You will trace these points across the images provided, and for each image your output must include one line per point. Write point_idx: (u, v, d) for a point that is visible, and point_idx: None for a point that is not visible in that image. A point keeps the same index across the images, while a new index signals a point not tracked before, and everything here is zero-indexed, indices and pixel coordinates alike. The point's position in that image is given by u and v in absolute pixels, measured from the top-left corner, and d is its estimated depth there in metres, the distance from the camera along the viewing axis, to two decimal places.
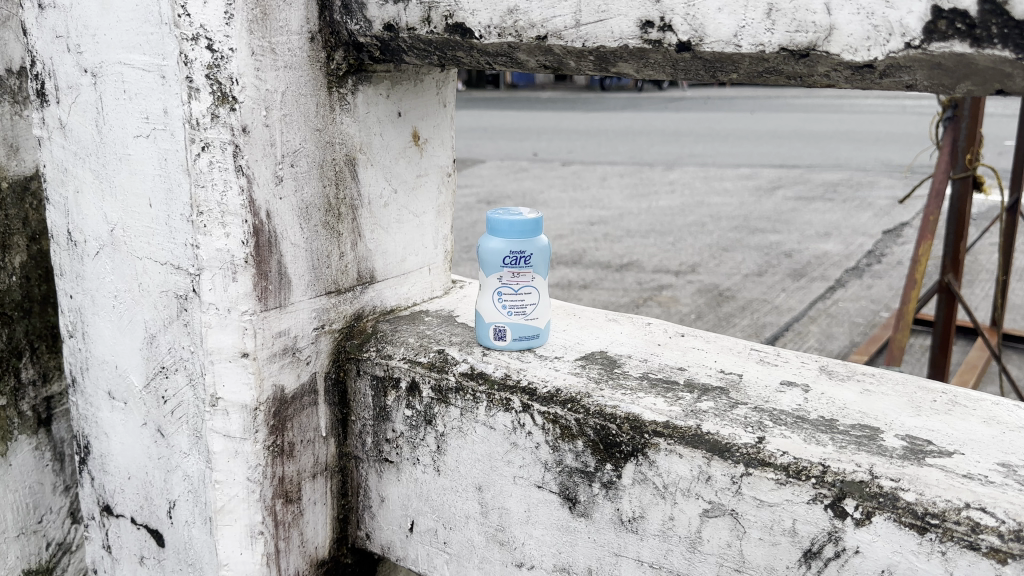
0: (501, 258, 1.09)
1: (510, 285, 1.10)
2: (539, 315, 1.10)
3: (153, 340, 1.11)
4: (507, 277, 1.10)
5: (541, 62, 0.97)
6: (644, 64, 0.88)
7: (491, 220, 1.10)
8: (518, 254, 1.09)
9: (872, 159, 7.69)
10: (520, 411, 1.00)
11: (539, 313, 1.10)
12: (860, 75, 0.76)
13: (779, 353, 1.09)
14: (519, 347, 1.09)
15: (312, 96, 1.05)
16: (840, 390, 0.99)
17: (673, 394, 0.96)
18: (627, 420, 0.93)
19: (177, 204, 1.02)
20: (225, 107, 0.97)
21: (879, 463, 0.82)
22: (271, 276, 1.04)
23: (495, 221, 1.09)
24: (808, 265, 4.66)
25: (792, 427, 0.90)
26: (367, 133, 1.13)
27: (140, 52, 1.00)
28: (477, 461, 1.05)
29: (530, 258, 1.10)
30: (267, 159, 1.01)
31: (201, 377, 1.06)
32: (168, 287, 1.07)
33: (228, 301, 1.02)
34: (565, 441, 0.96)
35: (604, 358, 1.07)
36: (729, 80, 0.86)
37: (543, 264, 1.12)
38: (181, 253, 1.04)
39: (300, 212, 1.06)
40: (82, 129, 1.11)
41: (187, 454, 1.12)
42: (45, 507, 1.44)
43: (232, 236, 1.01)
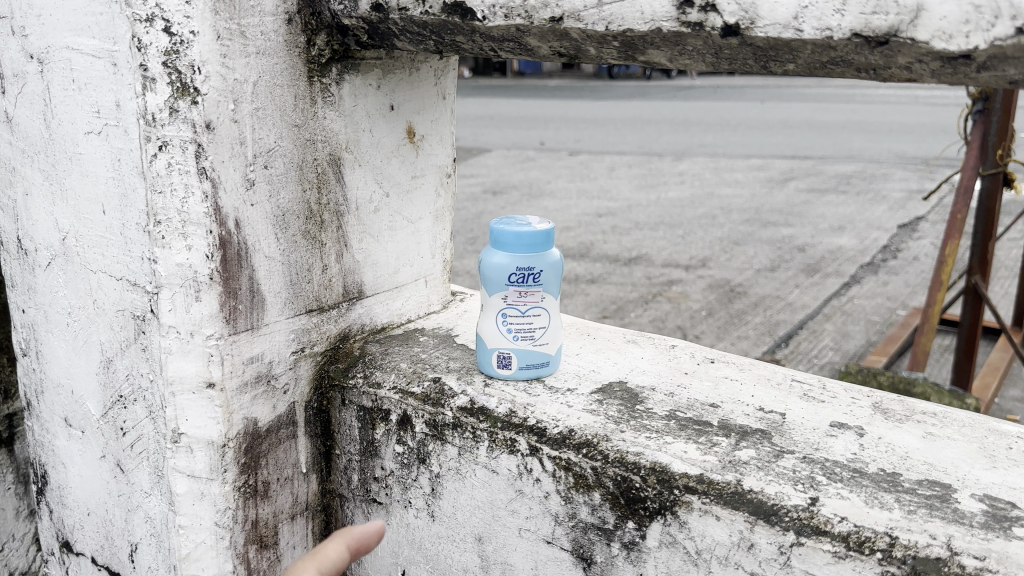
0: (506, 275, 0.94)
1: (516, 305, 0.94)
2: (549, 340, 0.96)
3: (110, 365, 0.98)
4: (513, 297, 0.94)
5: (555, 49, 0.82)
6: (680, 52, 0.74)
7: (495, 231, 0.94)
8: (525, 272, 0.93)
9: (886, 150, 7.51)
10: (527, 454, 0.86)
11: (548, 337, 0.96)
12: (951, 68, 0.61)
13: (825, 387, 0.95)
14: (525, 376, 0.95)
15: (289, 87, 0.91)
16: (899, 435, 0.85)
17: (706, 440, 0.83)
18: (652, 472, 0.79)
19: (133, 212, 0.88)
20: (186, 99, 0.83)
21: (958, 534, 0.69)
22: (241, 294, 0.90)
23: (500, 233, 0.93)
24: (823, 261, 4.51)
25: (848, 484, 0.76)
26: (354, 129, 0.99)
27: (89, 36, 0.86)
28: (476, 508, 0.91)
29: (539, 276, 0.94)
30: (236, 159, 0.87)
31: (162, 411, 0.93)
32: (125, 305, 0.93)
33: (191, 324, 0.88)
34: (579, 492, 0.83)
35: (623, 392, 0.93)
36: (782, 72, 0.72)
37: (554, 283, 0.96)
38: (137, 267, 0.90)
39: (276, 220, 0.92)
40: (29, 123, 0.97)
41: (148, 494, 0.99)
42: (6, 535, 1.31)
43: (195, 249, 0.87)
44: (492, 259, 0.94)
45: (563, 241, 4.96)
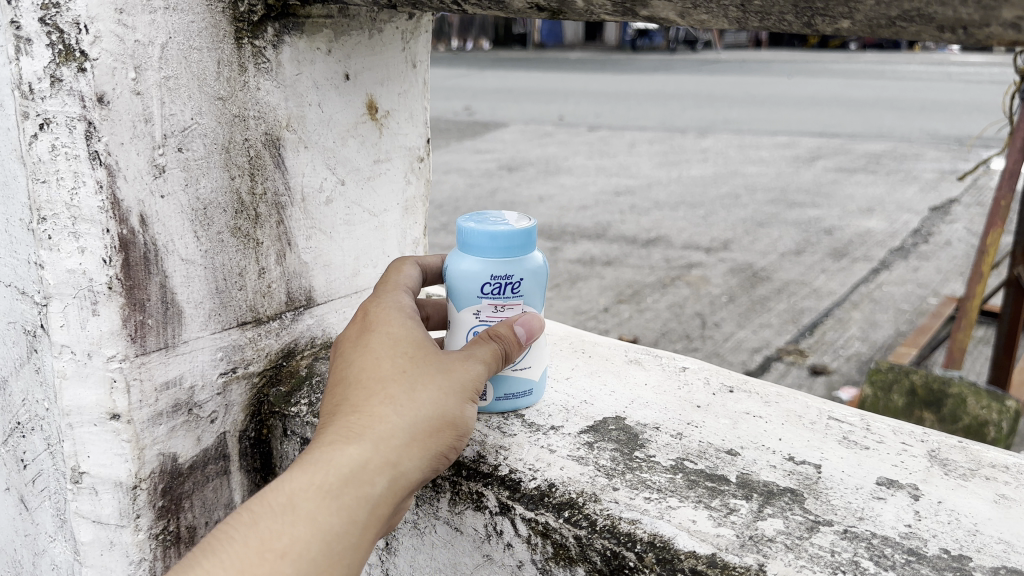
0: (478, 286, 0.76)
1: (491, 322, 0.77)
2: (534, 362, 0.78)
3: (5, 387, 0.81)
4: (486, 312, 0.77)
5: (531, 2, 0.64)
6: (692, 4, 0.55)
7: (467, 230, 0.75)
8: (502, 282, 0.75)
9: (918, 128, 7.23)
10: (496, 513, 0.69)
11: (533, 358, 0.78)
12: None
13: (868, 429, 0.78)
14: (505, 407, 0.78)
15: (210, 51, 0.74)
16: (965, 497, 0.68)
17: (721, 504, 0.65)
18: (650, 549, 0.62)
19: (15, 205, 0.71)
20: (70, 66, 0.66)
21: None
22: (151, 306, 0.74)
23: (472, 233, 0.75)
24: (851, 245, 4.29)
25: (905, 574, 0.58)
26: (297, 103, 0.82)
27: None
28: (437, 571, 0.75)
29: (518, 285, 0.76)
30: (139, 140, 0.70)
31: (60, 445, 0.76)
32: (14, 317, 0.77)
33: (87, 344, 0.72)
34: (559, 565, 0.66)
35: (619, 433, 0.76)
36: (832, 32, 0.54)
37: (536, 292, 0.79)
38: (23, 273, 0.73)
39: (195, 215, 0.75)
40: None
41: (52, 538, 0.83)
42: None
43: (89, 252, 0.70)
44: (464, 261, 0.76)
45: (578, 220, 4.77)
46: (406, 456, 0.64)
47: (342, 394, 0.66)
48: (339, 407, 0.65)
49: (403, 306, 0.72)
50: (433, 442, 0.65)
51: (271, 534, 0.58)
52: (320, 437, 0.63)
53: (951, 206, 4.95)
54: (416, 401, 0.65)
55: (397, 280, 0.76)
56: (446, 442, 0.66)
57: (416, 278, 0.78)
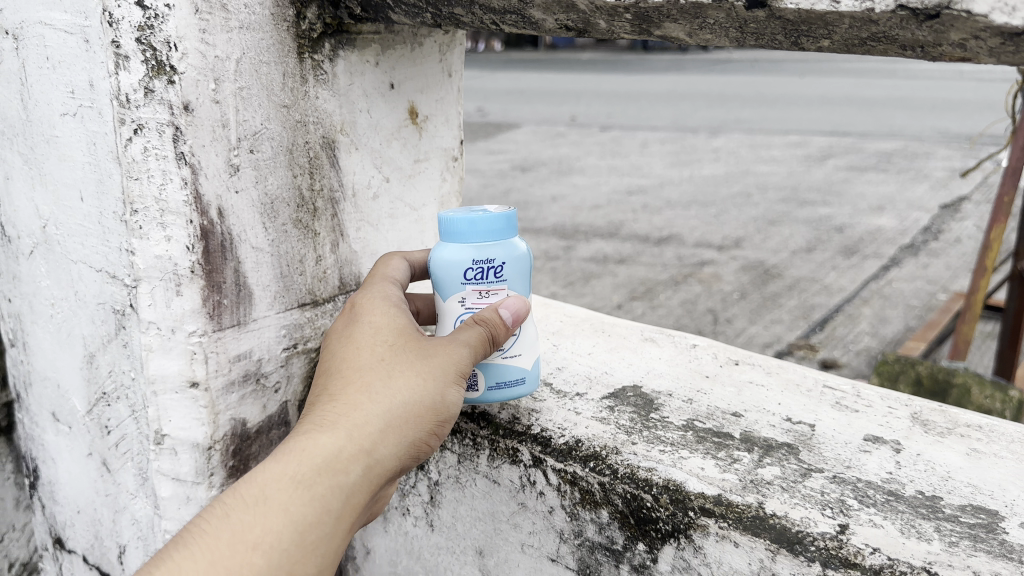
0: (462, 272, 0.84)
1: (477, 307, 0.85)
2: (523, 351, 0.84)
3: (93, 362, 0.92)
4: (472, 299, 0.85)
5: (561, 23, 0.74)
6: (700, 26, 0.66)
7: (445, 220, 0.84)
8: (484, 265, 0.83)
9: (930, 127, 7.27)
10: (530, 466, 0.79)
11: (522, 348, 0.84)
12: (1012, 47, 0.53)
13: (859, 395, 0.88)
14: (496, 396, 0.83)
15: (277, 65, 0.84)
16: (942, 450, 0.77)
17: (727, 455, 0.75)
18: (665, 491, 0.72)
19: (109, 199, 0.82)
20: (161, 79, 0.76)
21: (1007, 572, 0.61)
22: (226, 288, 0.84)
23: (449, 221, 0.83)
24: (861, 242, 4.37)
25: (884, 509, 0.68)
26: (350, 110, 0.92)
27: (61, 10, 0.80)
28: (477, 520, 0.85)
29: (500, 270, 0.84)
30: (218, 143, 0.80)
31: (144, 410, 0.87)
32: (105, 299, 0.87)
33: (171, 321, 0.82)
34: (586, 509, 0.76)
35: (637, 399, 0.86)
36: (816, 48, 0.64)
37: (521, 279, 0.86)
38: (115, 259, 0.83)
39: (264, 208, 0.86)
40: (8, 105, 0.92)
41: (133, 496, 0.94)
42: (7, 525, 1.21)
43: (174, 240, 0.80)
44: (445, 247, 0.84)
45: (592, 220, 4.86)
46: (379, 442, 0.75)
47: (329, 386, 0.78)
48: (325, 397, 0.77)
49: (389, 302, 0.83)
50: (405, 428, 0.75)
51: (244, 522, 0.69)
52: (302, 427, 0.75)
53: (961, 204, 5.01)
54: (389, 392, 0.76)
55: (387, 271, 0.88)
56: (419, 426, 0.77)
57: (405, 272, 0.90)
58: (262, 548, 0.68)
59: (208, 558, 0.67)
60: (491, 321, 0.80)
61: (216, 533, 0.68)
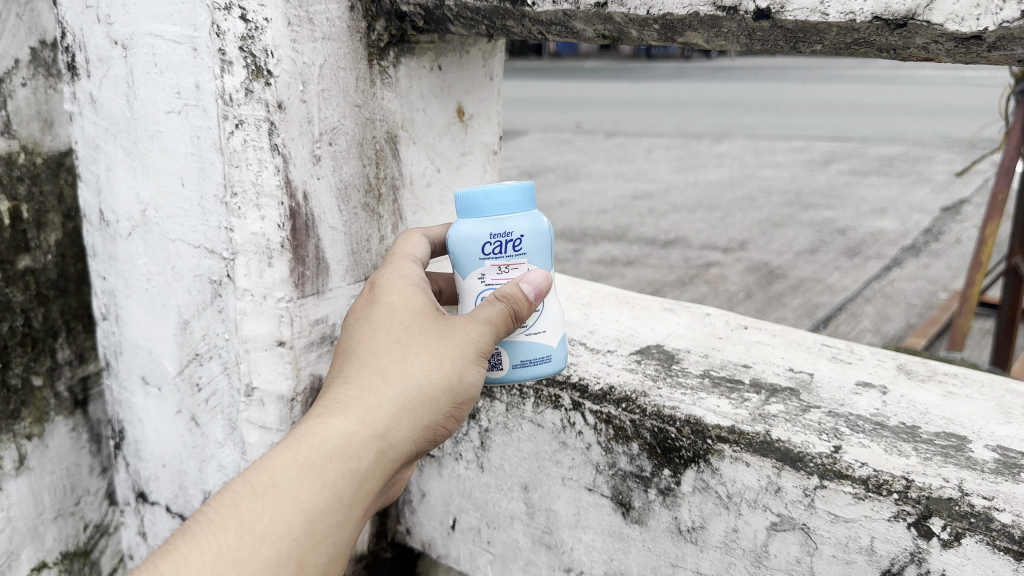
0: (480, 247, 0.92)
1: (496, 281, 0.93)
2: (545, 327, 0.92)
3: (187, 327, 1.06)
4: (490, 274, 0.93)
5: (598, 32, 0.90)
6: (716, 33, 0.81)
7: (462, 198, 0.92)
8: (501, 239, 0.91)
9: (931, 132, 7.41)
10: (570, 409, 0.93)
11: (545, 325, 0.93)
12: (965, 47, 0.69)
13: (852, 351, 1.02)
14: (521, 374, 0.92)
15: (352, 69, 0.99)
16: (922, 392, 0.91)
17: (738, 395, 0.89)
18: (687, 424, 0.85)
19: (211, 184, 0.96)
20: (260, 81, 0.90)
21: (970, 478, 0.75)
22: (308, 261, 0.99)
23: (466, 198, 0.92)
24: (863, 243, 4.50)
25: (871, 435, 0.82)
26: (409, 109, 1.07)
27: (171, 23, 0.94)
28: (523, 459, 0.99)
29: (517, 244, 0.92)
30: (305, 136, 0.95)
31: (235, 366, 1.01)
32: (202, 271, 1.01)
33: (263, 288, 0.97)
34: (619, 443, 0.90)
35: (660, 354, 1.00)
36: (811, 50, 0.79)
37: (538, 255, 0.93)
38: (214, 236, 0.98)
39: (339, 192, 1.01)
40: (114, 106, 1.06)
41: (221, 444, 1.08)
42: (82, 489, 1.37)
43: (268, 219, 0.95)
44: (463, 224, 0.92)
45: (601, 223, 5.00)
46: (390, 427, 0.80)
47: (345, 370, 0.83)
48: (342, 381, 0.82)
49: (409, 287, 0.88)
50: (415, 412, 0.81)
51: (253, 512, 0.72)
52: (316, 411, 0.79)
53: (961, 206, 5.14)
54: (402, 378, 0.81)
55: (405, 253, 0.94)
56: (431, 410, 0.82)
57: (422, 251, 0.96)
58: (270, 538, 0.71)
59: (218, 546, 0.70)
60: (510, 297, 0.86)
61: (226, 520, 0.71)
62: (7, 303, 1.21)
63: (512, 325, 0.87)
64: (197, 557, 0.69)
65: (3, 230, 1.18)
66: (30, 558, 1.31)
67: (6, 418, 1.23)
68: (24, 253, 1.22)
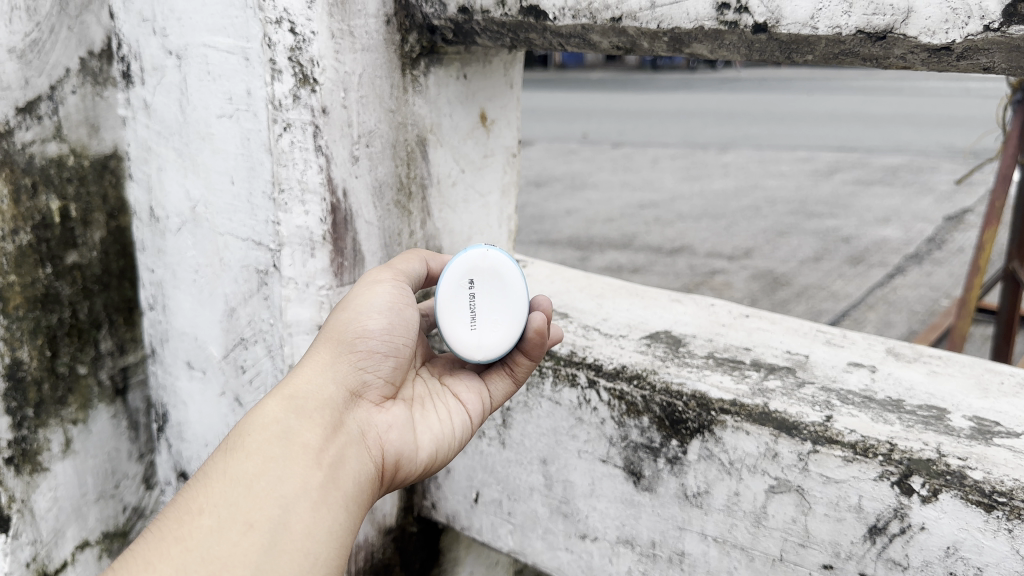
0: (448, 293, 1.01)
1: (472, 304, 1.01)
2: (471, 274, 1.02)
3: (233, 314, 1.16)
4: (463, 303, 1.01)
5: (614, 43, 0.99)
6: (719, 45, 0.90)
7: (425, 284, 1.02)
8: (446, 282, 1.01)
9: (935, 143, 7.49)
10: (586, 386, 1.02)
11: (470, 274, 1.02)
12: (937, 58, 0.79)
13: (845, 336, 1.12)
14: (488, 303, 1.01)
15: (387, 78, 1.08)
16: (907, 371, 1.01)
17: (740, 373, 0.98)
18: (693, 398, 0.94)
19: (260, 182, 1.05)
20: (306, 88, 0.99)
21: (947, 442, 0.83)
22: (346, 252, 1.09)
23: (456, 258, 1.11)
24: (867, 251, 4.58)
25: (860, 406, 0.91)
26: (437, 113, 1.17)
27: (225, 35, 1.02)
28: (542, 435, 1.08)
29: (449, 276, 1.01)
30: (345, 139, 1.04)
31: (280, 349, 1.11)
32: (249, 261, 1.11)
33: (307, 276, 1.07)
34: (630, 417, 0.99)
35: (668, 338, 1.10)
36: (803, 60, 0.89)
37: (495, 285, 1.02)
38: (262, 229, 1.07)
39: (374, 190, 1.11)
40: (166, 110, 1.14)
41: None
42: (122, 473, 1.42)
43: (311, 213, 1.04)
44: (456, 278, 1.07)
45: (608, 232, 5.09)
46: (303, 382, 0.90)
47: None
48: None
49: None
50: (326, 359, 0.92)
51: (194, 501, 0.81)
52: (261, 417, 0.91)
53: (964, 215, 5.21)
54: (313, 347, 0.94)
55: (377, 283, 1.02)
56: (344, 354, 0.93)
57: (416, 268, 1.02)
58: (206, 509, 0.79)
59: (160, 539, 0.78)
60: (394, 264, 1.00)
61: (176, 505, 0.81)
62: (56, 295, 1.24)
63: (388, 278, 0.98)
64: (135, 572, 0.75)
65: (52, 228, 1.22)
66: (74, 536, 1.35)
67: (54, 403, 1.27)
68: (71, 249, 1.26)
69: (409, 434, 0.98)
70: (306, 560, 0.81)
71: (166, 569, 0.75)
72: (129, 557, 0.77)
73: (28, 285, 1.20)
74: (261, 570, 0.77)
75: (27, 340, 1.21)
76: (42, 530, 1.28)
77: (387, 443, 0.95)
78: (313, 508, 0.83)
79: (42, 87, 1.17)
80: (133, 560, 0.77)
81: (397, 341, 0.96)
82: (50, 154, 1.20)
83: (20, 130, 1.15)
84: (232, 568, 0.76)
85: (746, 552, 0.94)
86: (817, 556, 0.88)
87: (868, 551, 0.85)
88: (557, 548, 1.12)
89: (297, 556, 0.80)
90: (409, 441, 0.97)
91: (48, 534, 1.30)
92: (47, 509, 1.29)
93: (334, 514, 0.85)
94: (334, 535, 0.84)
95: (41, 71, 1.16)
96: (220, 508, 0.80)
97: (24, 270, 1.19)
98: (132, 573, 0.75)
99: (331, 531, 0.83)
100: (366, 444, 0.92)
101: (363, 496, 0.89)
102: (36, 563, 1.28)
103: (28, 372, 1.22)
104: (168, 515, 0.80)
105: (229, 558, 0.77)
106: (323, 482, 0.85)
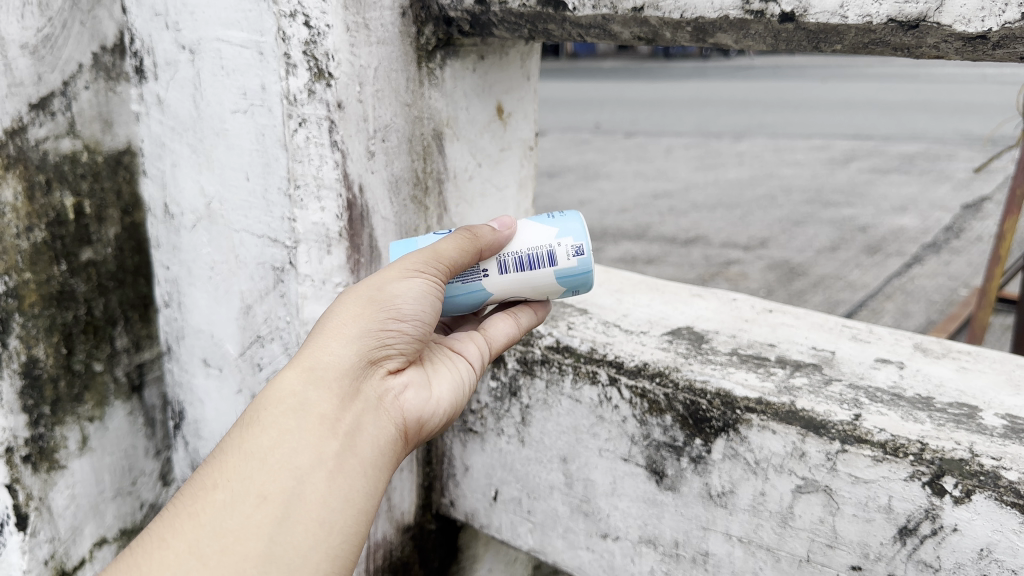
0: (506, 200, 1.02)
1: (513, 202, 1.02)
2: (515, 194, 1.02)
3: (249, 311, 1.15)
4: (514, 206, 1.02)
5: (634, 33, 0.97)
6: (745, 34, 0.88)
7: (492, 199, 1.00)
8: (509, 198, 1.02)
9: (952, 130, 7.39)
10: (607, 384, 1.00)
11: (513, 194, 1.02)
12: (972, 46, 0.76)
13: (872, 331, 1.10)
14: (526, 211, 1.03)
15: (404, 71, 1.06)
16: (936, 367, 0.99)
17: (765, 370, 0.96)
18: (718, 396, 0.91)
19: (275, 178, 1.04)
20: (321, 82, 0.97)
21: (979, 441, 0.81)
22: (363, 248, 1.08)
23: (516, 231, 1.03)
24: (884, 240, 4.52)
25: (889, 404, 0.88)
26: (454, 106, 1.15)
27: (239, 28, 1.00)
28: (562, 433, 1.06)
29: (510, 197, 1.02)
30: (361, 133, 1.02)
31: (296, 346, 1.10)
32: (266, 259, 1.10)
33: (323, 273, 1.06)
34: (653, 415, 0.97)
35: (691, 334, 1.08)
36: (831, 50, 0.87)
37: None
38: (277, 226, 1.06)
39: (391, 185, 1.09)
40: (179, 105, 1.13)
41: None
42: (139, 470, 1.41)
43: (326, 210, 1.03)
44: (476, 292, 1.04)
45: (622, 223, 5.05)
46: (289, 384, 0.88)
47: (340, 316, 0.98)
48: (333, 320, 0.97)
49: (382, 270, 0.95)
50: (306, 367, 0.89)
51: (204, 469, 0.84)
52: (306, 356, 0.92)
53: (982, 203, 5.14)
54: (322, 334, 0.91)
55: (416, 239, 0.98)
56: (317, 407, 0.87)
57: (457, 259, 0.97)
58: (196, 500, 0.81)
59: (175, 512, 0.81)
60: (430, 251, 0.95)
61: (210, 469, 0.83)
62: (72, 292, 1.23)
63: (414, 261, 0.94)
64: (166, 534, 0.79)
65: (66, 225, 1.20)
66: (92, 533, 1.34)
67: (70, 400, 1.26)
68: (85, 246, 1.24)
69: (424, 395, 0.99)
70: (320, 528, 0.82)
71: (179, 542, 0.78)
72: (152, 528, 0.81)
73: (43, 283, 1.19)
74: (275, 542, 0.80)
75: (43, 338, 1.20)
76: (60, 528, 1.28)
77: (405, 405, 0.96)
78: (326, 479, 0.84)
79: (54, 83, 1.15)
80: (167, 518, 0.81)
81: (421, 319, 0.95)
82: (63, 151, 1.18)
83: (33, 127, 1.13)
84: (244, 542, 0.78)
85: (772, 553, 0.92)
86: (845, 557, 0.87)
87: (898, 552, 0.83)
88: (578, 547, 1.11)
89: (310, 525, 0.82)
90: (423, 403, 0.98)
91: (66, 531, 1.29)
92: (65, 507, 1.28)
93: (349, 481, 0.86)
94: (350, 502, 0.85)
95: (53, 67, 1.14)
96: (231, 487, 0.81)
97: (39, 268, 1.18)
98: (149, 551, 0.78)
99: (344, 499, 0.85)
100: (381, 407, 0.94)
101: (379, 459, 0.91)
102: (55, 560, 1.28)
103: (45, 369, 1.21)
104: (197, 480, 0.83)
105: (242, 533, 0.79)
106: (338, 451, 0.86)
